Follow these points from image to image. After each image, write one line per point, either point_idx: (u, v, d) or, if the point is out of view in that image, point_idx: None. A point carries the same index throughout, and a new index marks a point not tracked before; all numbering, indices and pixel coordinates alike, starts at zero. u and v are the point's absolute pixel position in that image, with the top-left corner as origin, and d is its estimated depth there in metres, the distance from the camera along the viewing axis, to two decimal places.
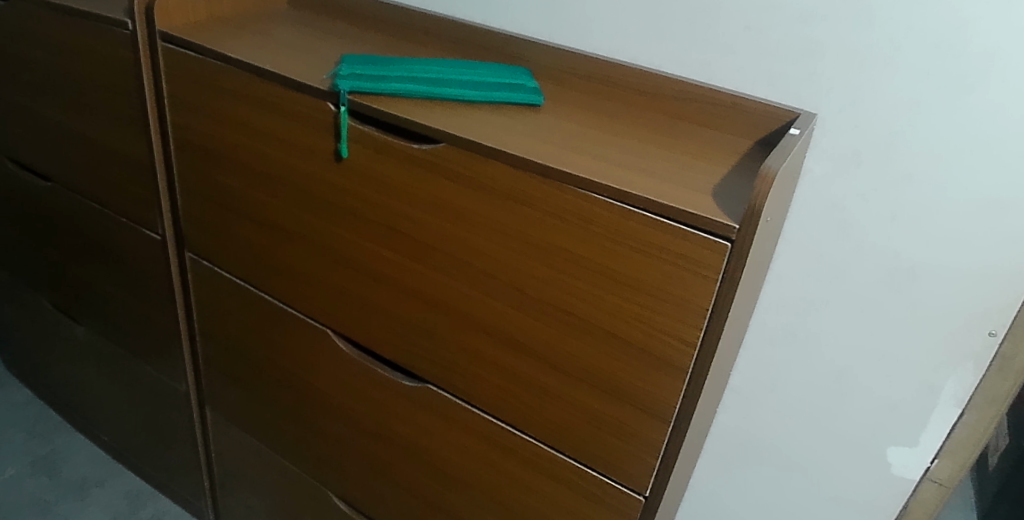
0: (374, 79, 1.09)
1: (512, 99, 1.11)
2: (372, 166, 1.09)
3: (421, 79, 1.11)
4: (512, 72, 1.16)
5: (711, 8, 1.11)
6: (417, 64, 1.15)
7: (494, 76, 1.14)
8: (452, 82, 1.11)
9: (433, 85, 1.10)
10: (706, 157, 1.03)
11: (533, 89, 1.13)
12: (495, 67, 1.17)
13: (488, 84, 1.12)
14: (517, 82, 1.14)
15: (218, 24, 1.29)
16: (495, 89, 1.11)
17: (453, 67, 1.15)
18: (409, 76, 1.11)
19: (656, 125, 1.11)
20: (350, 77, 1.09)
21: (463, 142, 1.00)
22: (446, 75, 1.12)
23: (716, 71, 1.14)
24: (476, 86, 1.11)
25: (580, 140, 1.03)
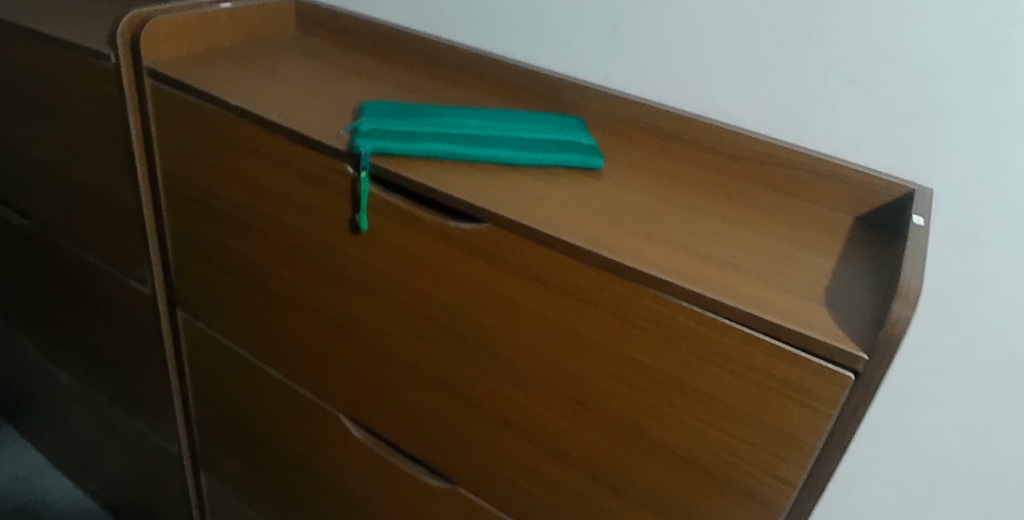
0: (402, 137, 0.91)
1: (568, 160, 0.92)
2: (399, 242, 0.91)
3: (458, 137, 0.92)
4: (564, 124, 0.98)
5: (807, 55, 0.91)
6: (452, 114, 0.96)
7: (545, 130, 0.95)
8: (495, 140, 0.93)
9: (472, 144, 0.91)
10: (807, 244, 0.85)
11: (591, 147, 0.95)
12: (543, 117, 0.99)
13: (537, 141, 0.94)
14: (572, 138, 0.95)
15: (216, 56, 1.11)
16: (546, 149, 0.93)
17: (495, 117, 0.97)
18: (444, 132, 0.92)
19: (738, 194, 0.93)
20: (372, 135, 0.90)
21: (512, 225, 0.81)
22: (487, 130, 0.94)
23: (809, 130, 0.94)
24: (523, 144, 0.93)
25: (654, 221, 0.84)
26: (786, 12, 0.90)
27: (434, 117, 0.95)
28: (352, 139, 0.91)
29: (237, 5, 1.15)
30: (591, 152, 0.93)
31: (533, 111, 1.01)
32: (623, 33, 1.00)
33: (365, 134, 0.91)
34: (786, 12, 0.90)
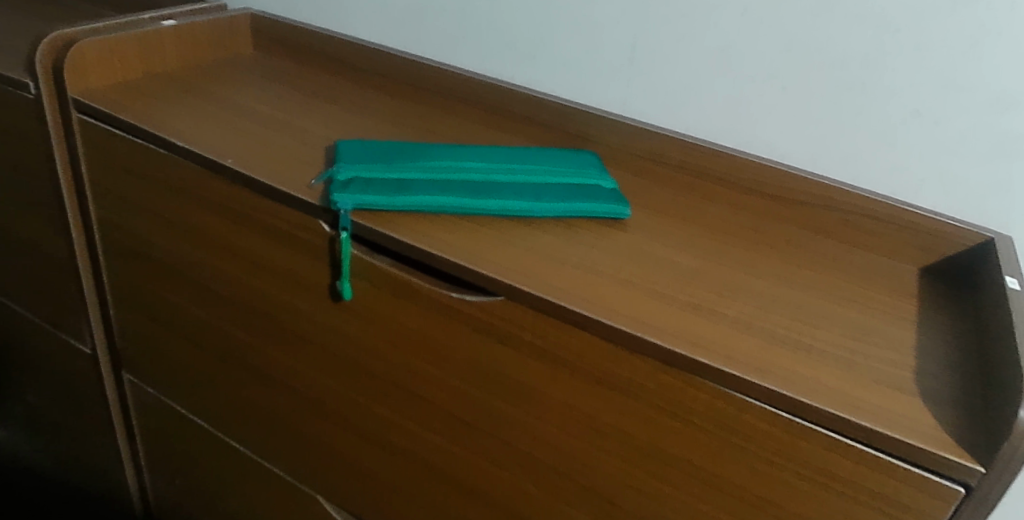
0: (390, 188, 0.75)
1: (589, 210, 0.77)
2: (390, 314, 0.75)
3: (456, 185, 0.77)
4: (577, 163, 0.83)
5: (865, 83, 0.78)
6: (445, 156, 0.80)
7: (559, 172, 0.80)
8: (500, 187, 0.78)
9: (475, 193, 0.76)
10: (875, 309, 0.72)
11: (612, 192, 0.81)
12: (552, 155, 0.84)
13: (549, 187, 0.79)
14: (589, 181, 0.80)
15: (159, 84, 0.94)
16: (562, 196, 0.78)
17: (499, 158, 0.81)
18: (439, 180, 0.77)
19: (786, 245, 0.80)
20: (353, 186, 0.74)
21: (532, 300, 0.66)
22: (490, 175, 0.78)
23: (865, 168, 0.81)
24: (533, 191, 0.78)
25: (699, 287, 0.71)
26: (838, 33, 0.77)
27: (424, 160, 0.79)
28: (327, 190, 0.75)
29: (182, 22, 0.98)
30: (615, 198, 0.79)
31: (538, 149, 0.86)
32: (644, 54, 0.86)
33: (343, 186, 0.74)
34: (840, 32, 0.76)
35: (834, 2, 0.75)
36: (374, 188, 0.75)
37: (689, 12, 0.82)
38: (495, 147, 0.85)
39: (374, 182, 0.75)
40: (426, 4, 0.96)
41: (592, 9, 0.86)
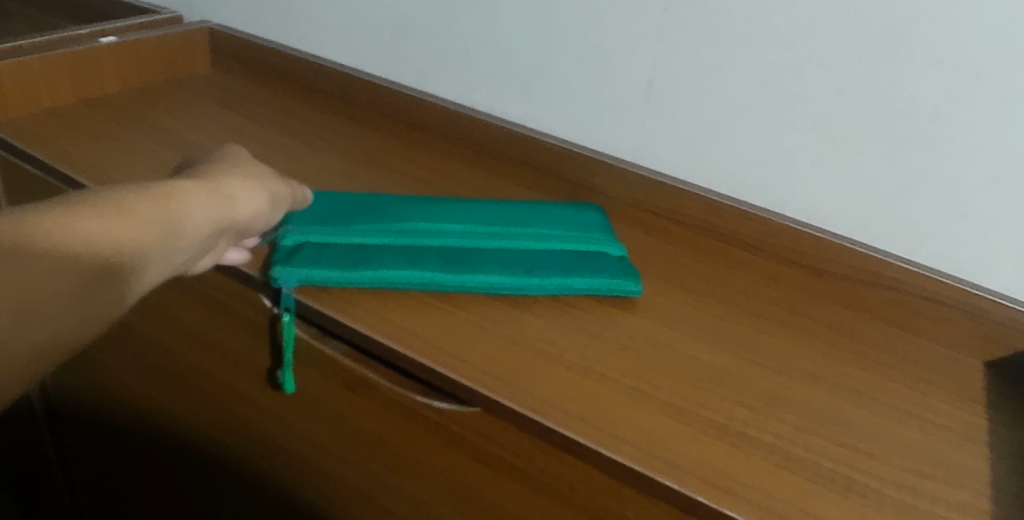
0: (346, 259, 0.61)
1: (591, 286, 0.63)
2: (343, 413, 0.62)
3: (429, 253, 0.63)
4: (579, 223, 0.69)
5: (932, 139, 0.64)
6: (420, 213, 0.66)
7: (557, 235, 0.66)
8: (483, 255, 0.63)
9: (450, 264, 0.62)
10: (942, 428, 0.58)
11: (621, 260, 0.66)
12: (550, 212, 0.70)
13: (544, 255, 0.65)
14: (594, 247, 0.66)
15: (93, 113, 0.81)
16: (559, 267, 0.63)
17: (484, 215, 0.67)
18: (408, 246, 0.63)
19: (829, 333, 0.66)
20: (298, 257, 0.60)
21: (514, 417, 0.53)
22: (472, 238, 0.64)
23: (928, 240, 0.67)
24: (524, 261, 0.64)
25: (725, 396, 0.57)
26: (903, 77, 0.63)
27: (393, 218, 0.65)
28: (270, 259, 0.62)
29: (123, 38, 0.86)
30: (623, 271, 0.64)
31: (535, 202, 0.72)
32: (661, 93, 0.71)
33: (288, 256, 0.61)
34: (907, 76, 0.63)
35: (902, 41, 0.62)
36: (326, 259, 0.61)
37: (720, 44, 0.67)
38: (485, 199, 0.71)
39: (327, 250, 0.62)
40: (404, 22, 0.82)
41: (601, 35, 0.72)
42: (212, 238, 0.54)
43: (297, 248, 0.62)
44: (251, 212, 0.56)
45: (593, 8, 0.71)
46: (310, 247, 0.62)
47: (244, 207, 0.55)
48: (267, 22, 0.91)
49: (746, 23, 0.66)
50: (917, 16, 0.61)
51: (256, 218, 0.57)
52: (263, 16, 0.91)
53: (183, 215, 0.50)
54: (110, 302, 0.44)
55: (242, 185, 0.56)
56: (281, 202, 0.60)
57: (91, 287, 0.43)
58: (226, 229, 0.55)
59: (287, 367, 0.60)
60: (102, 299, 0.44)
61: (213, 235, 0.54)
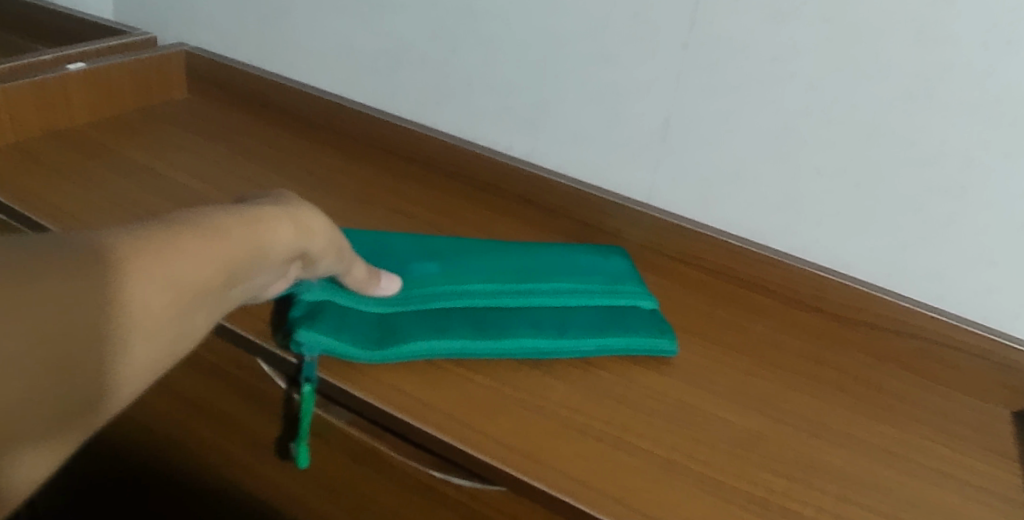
0: (370, 331, 0.56)
1: (630, 348, 0.60)
2: (350, 485, 0.57)
3: (455, 316, 0.59)
4: (605, 272, 0.65)
5: (960, 187, 0.62)
6: (441, 266, 0.62)
7: (586, 290, 0.63)
8: (510, 315, 0.60)
9: (480, 328, 0.58)
10: (981, 489, 0.55)
11: (653, 315, 0.63)
12: (574, 259, 0.66)
13: (571, 313, 0.61)
14: (626, 301, 0.63)
15: (62, 147, 0.75)
16: (589, 327, 0.60)
17: (507, 269, 0.63)
18: (434, 312, 0.59)
19: (856, 385, 0.63)
20: (325, 321, 0.54)
21: (542, 498, 0.49)
22: (499, 297, 0.60)
23: (954, 289, 0.65)
24: (553, 321, 0.60)
25: (761, 464, 0.54)
26: (934, 123, 0.61)
27: (414, 276, 0.60)
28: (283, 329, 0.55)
29: (92, 63, 0.79)
30: (656, 329, 0.61)
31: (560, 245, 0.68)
32: (678, 133, 0.70)
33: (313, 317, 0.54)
34: (935, 123, 0.61)
35: (934, 86, 0.60)
36: (351, 324, 0.55)
37: (740, 84, 0.66)
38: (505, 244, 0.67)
39: (350, 313, 0.56)
40: (402, 50, 0.79)
41: (614, 72, 0.71)
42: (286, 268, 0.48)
43: (321, 307, 0.55)
44: (331, 244, 0.50)
45: (610, 44, 0.70)
46: (334, 307, 0.56)
47: (327, 239, 0.49)
48: (253, 48, 0.87)
49: (768, 65, 0.65)
50: (951, 61, 0.59)
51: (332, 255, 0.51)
52: (248, 42, 0.87)
53: (266, 239, 0.44)
54: (186, 332, 0.39)
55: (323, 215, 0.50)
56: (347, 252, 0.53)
57: (172, 318, 0.38)
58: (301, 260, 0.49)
59: (303, 441, 0.54)
60: (179, 332, 0.39)
61: (287, 266, 0.48)
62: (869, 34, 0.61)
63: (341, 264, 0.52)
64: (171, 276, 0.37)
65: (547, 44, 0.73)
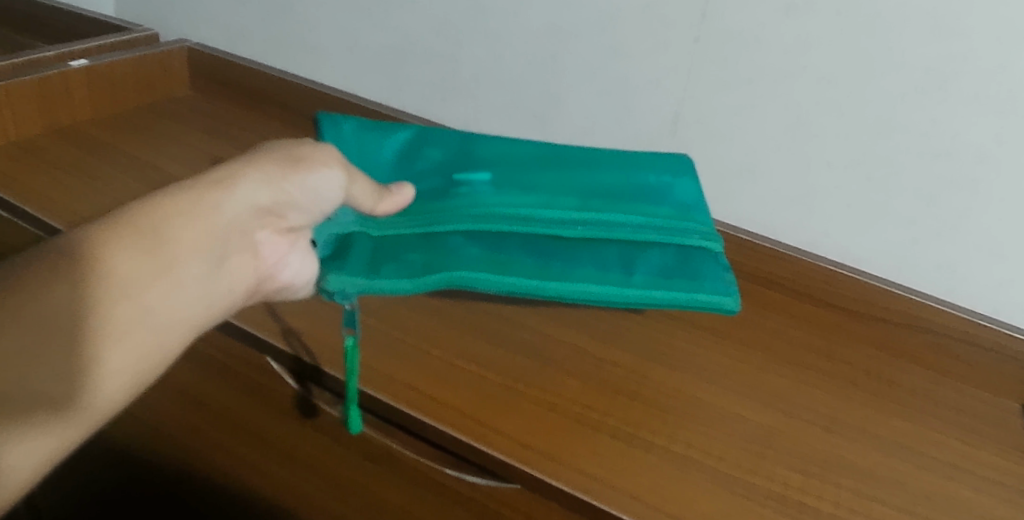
0: (411, 269, 0.54)
1: (698, 287, 0.55)
2: (363, 483, 0.57)
3: (510, 248, 0.57)
4: (670, 203, 0.60)
5: (974, 181, 0.62)
6: (487, 194, 0.59)
7: (652, 221, 0.59)
8: (569, 257, 0.57)
9: (540, 268, 0.56)
10: (994, 483, 0.55)
11: (721, 259, 0.58)
12: (637, 182, 0.62)
13: (636, 254, 0.58)
14: (694, 240, 0.58)
15: (63, 144, 0.74)
16: (656, 273, 0.56)
17: (566, 198, 0.59)
18: (483, 247, 0.57)
19: (868, 381, 0.63)
20: (349, 266, 0.54)
21: (558, 496, 0.49)
22: (556, 229, 0.57)
23: (966, 282, 0.65)
24: (618, 265, 0.57)
25: (776, 460, 0.53)
26: (946, 115, 0.61)
27: (460, 206, 0.58)
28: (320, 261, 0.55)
29: (94, 61, 0.79)
30: (723, 284, 0.56)
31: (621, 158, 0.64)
32: (689, 126, 0.70)
33: (340, 262, 0.54)
34: (949, 115, 0.61)
35: (948, 79, 0.60)
36: (394, 264, 0.55)
37: (752, 77, 0.66)
38: (563, 161, 0.64)
39: (389, 255, 0.55)
40: (407, 44, 0.79)
41: (625, 65, 0.71)
42: (243, 238, 0.46)
43: (346, 247, 0.55)
44: (273, 189, 0.47)
45: (621, 37, 0.70)
46: (365, 247, 0.55)
47: (263, 180, 0.47)
48: (256, 44, 0.87)
49: (782, 57, 0.65)
50: (965, 54, 0.59)
51: (290, 190, 0.48)
52: (251, 37, 0.86)
53: (166, 225, 0.42)
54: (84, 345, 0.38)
55: (252, 164, 0.47)
56: (325, 161, 0.50)
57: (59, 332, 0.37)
58: (261, 219, 0.47)
59: (353, 406, 0.51)
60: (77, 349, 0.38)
61: (243, 237, 0.46)
62: (882, 26, 0.61)
63: (320, 184, 0.50)
64: (48, 291, 0.37)
65: (558, 38, 0.72)
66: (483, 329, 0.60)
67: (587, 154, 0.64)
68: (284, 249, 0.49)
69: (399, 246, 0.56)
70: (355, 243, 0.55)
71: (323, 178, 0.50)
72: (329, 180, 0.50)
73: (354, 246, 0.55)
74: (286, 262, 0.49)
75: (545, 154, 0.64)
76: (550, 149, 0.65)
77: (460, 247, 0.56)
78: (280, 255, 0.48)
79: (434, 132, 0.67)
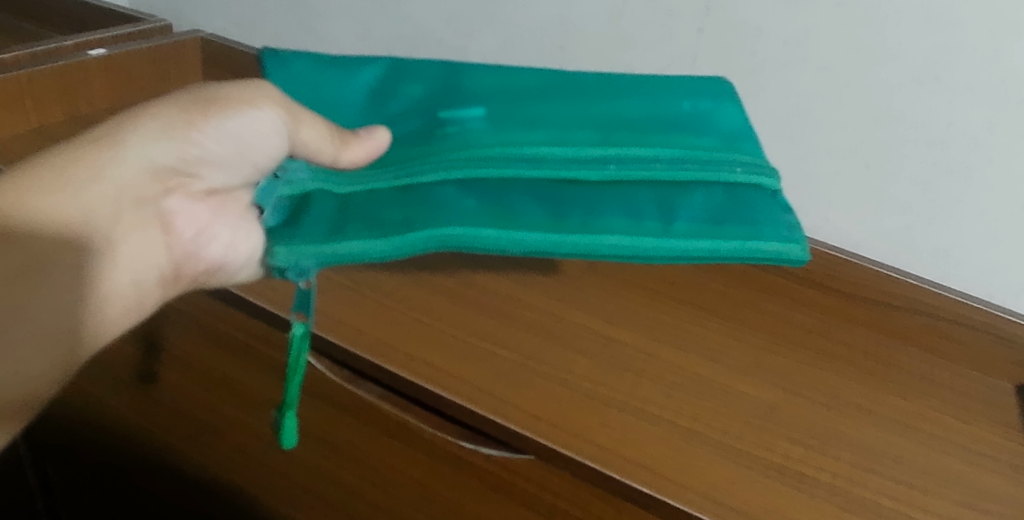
0: (394, 223, 0.49)
1: (744, 233, 0.49)
2: (379, 456, 0.60)
3: (519, 196, 0.51)
4: (712, 134, 0.54)
5: (968, 168, 0.64)
6: (486, 133, 0.53)
7: (686, 155, 0.52)
8: (591, 203, 0.51)
9: (555, 218, 0.50)
10: (986, 457, 0.57)
11: (778, 197, 0.52)
12: (667, 114, 0.55)
13: (670, 197, 0.51)
14: (744, 175, 0.52)
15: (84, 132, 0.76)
16: (697, 217, 0.50)
17: (582, 135, 0.53)
18: (488, 196, 0.51)
19: (865, 360, 0.65)
20: (310, 232, 0.49)
21: (570, 466, 0.51)
22: (573, 170, 0.51)
23: (959, 265, 0.68)
24: (649, 210, 0.50)
25: (777, 433, 0.56)
26: (942, 105, 0.63)
27: (457, 148, 0.52)
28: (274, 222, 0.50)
29: (112, 50, 0.81)
30: (782, 227, 0.49)
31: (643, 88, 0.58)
32: None
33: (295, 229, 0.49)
34: (944, 104, 0.63)
35: (943, 69, 0.62)
36: (374, 221, 0.49)
37: (754, 67, 0.69)
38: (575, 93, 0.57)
39: (365, 210, 0.50)
40: (419, 35, 0.81)
41: (632, 56, 0.73)
42: (144, 199, 0.50)
43: (302, 207, 0.50)
44: (173, 142, 0.50)
45: (627, 29, 0.72)
46: (331, 207, 0.50)
47: (164, 137, 0.49)
48: (270, 35, 0.89)
49: (783, 48, 0.67)
50: (961, 44, 0.61)
51: (198, 144, 0.50)
52: (265, 28, 0.88)
53: (64, 187, 0.46)
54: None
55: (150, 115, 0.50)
56: (251, 103, 0.50)
57: None
58: (163, 177, 0.51)
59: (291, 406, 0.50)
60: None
61: (148, 196, 0.50)
62: (880, 18, 0.63)
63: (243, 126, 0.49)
64: None
65: (566, 29, 0.75)
66: (495, 310, 0.62)
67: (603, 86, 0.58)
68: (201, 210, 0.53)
69: (376, 202, 0.51)
70: (313, 202, 0.50)
71: (246, 120, 0.50)
72: (258, 122, 0.50)
73: (310, 205, 0.50)
74: (211, 231, 0.53)
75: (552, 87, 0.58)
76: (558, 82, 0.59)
77: (465, 196, 0.51)
78: (200, 220, 0.53)
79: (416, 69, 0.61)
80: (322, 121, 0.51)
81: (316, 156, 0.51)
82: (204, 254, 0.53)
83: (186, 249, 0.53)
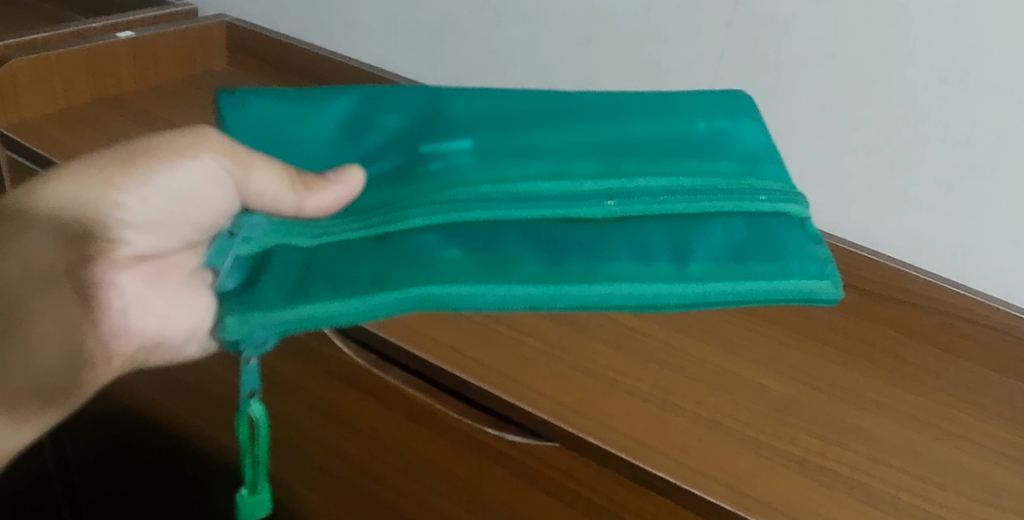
0: (363, 281, 0.53)
1: (765, 267, 0.56)
2: (404, 441, 0.61)
3: (514, 245, 0.57)
4: (734, 158, 0.62)
5: (996, 166, 0.65)
6: (470, 173, 0.59)
7: (694, 183, 0.59)
8: (604, 241, 0.57)
9: (551, 265, 0.55)
10: (1005, 455, 0.57)
11: (804, 226, 0.60)
12: (686, 135, 0.63)
13: (687, 230, 0.58)
14: (773, 206, 0.59)
15: (110, 111, 0.79)
16: (714, 259, 0.57)
17: (586, 167, 0.60)
18: (487, 237, 0.57)
19: (884, 356, 0.64)
20: (262, 296, 0.53)
21: (592, 452, 0.52)
22: (574, 208, 0.58)
23: (981, 263, 0.69)
24: (664, 248, 0.57)
25: (797, 426, 0.56)
26: (968, 105, 0.65)
27: (450, 187, 0.58)
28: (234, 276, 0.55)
29: (141, 33, 0.84)
30: (815, 268, 0.56)
31: (648, 116, 0.64)
32: None
33: (249, 295, 0.54)
34: (971, 103, 0.65)
35: (970, 70, 0.64)
36: (345, 275, 0.54)
37: (779, 62, 0.72)
38: (577, 126, 0.63)
39: (336, 264, 0.55)
40: (449, 24, 0.86)
41: (659, 49, 0.77)
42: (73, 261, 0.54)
43: (267, 261, 0.55)
44: (89, 205, 0.53)
45: (653, 23, 0.76)
46: (290, 267, 0.55)
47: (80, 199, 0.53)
48: (308, 22, 0.94)
49: (812, 44, 0.69)
50: (987, 45, 0.62)
51: (115, 205, 0.54)
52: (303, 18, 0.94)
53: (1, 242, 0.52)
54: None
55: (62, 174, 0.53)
56: (186, 154, 0.55)
57: None
58: (84, 241, 0.54)
59: (262, 480, 0.56)
60: None
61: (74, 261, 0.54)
62: (905, 18, 0.65)
63: (179, 180, 0.54)
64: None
65: (592, 21, 0.79)
66: None
67: (605, 115, 0.64)
68: (133, 274, 0.56)
69: (346, 257, 0.55)
70: (278, 257, 0.55)
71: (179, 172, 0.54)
72: (196, 172, 0.55)
73: (272, 262, 0.55)
74: (146, 299, 0.57)
75: (553, 118, 0.64)
76: (555, 113, 0.65)
77: (454, 244, 0.56)
78: (132, 288, 0.56)
79: (399, 102, 0.66)
80: (280, 168, 0.55)
81: (279, 203, 0.55)
82: (139, 328, 0.57)
83: (116, 324, 0.56)
